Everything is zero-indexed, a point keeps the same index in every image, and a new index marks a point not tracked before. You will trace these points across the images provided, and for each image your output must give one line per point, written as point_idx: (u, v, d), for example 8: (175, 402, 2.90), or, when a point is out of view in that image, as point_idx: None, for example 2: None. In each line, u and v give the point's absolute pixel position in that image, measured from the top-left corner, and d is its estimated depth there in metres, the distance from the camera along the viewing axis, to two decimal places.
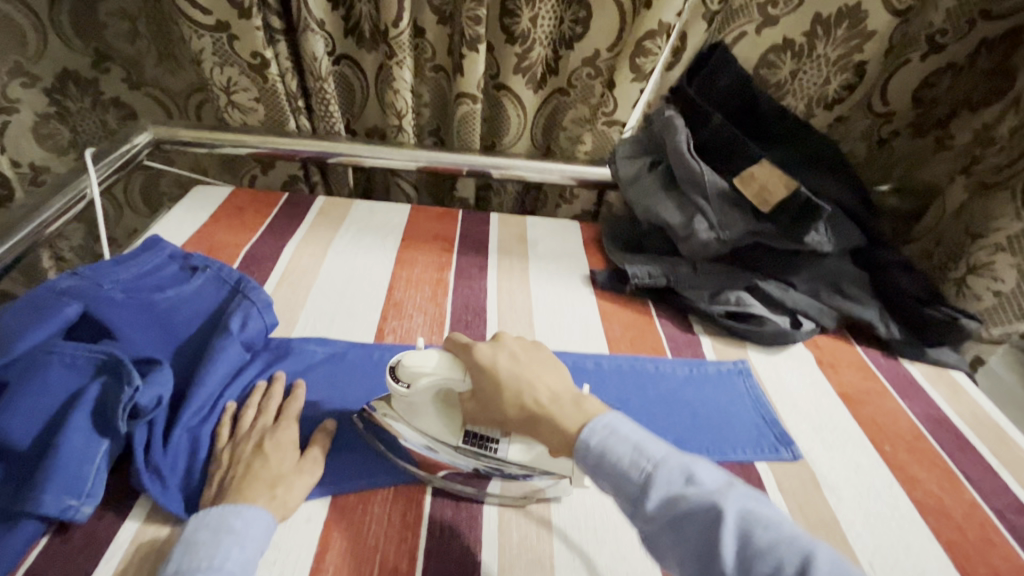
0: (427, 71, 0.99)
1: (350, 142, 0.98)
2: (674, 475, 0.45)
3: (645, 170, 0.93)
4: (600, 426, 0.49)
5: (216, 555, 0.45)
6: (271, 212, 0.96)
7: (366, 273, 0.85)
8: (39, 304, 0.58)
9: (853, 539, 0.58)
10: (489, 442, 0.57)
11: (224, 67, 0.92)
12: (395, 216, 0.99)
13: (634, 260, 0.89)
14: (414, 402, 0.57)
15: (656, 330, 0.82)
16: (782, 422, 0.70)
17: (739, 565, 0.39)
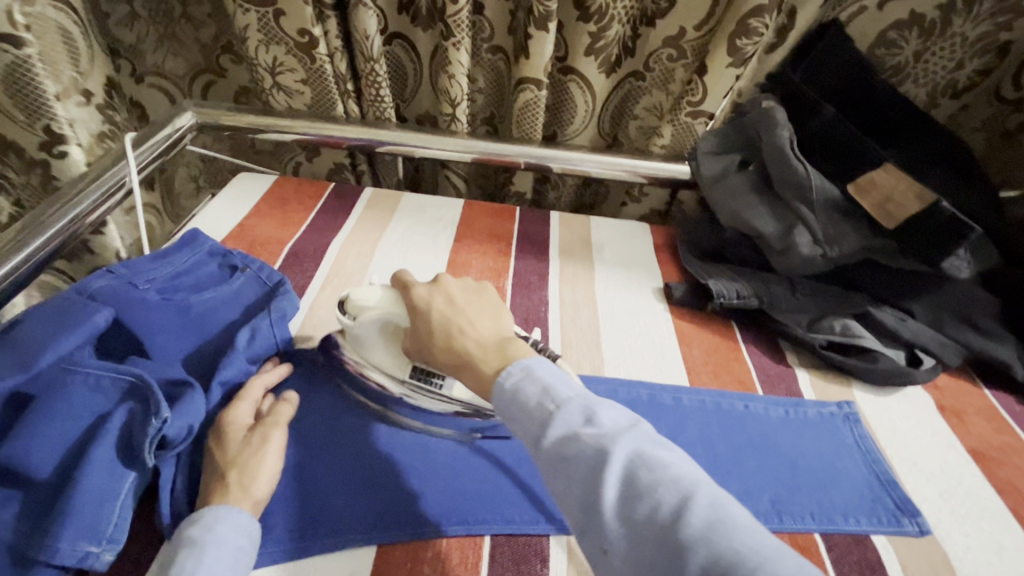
0: (486, 51, 0.89)
1: (400, 130, 0.90)
2: (575, 414, 0.41)
3: (733, 169, 0.81)
4: (513, 366, 0.45)
5: (193, 567, 0.40)
6: (315, 205, 0.89)
7: (415, 276, 0.77)
8: (67, 309, 0.53)
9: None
10: (436, 379, 0.59)
11: (269, 45, 0.85)
12: (447, 213, 0.90)
13: (718, 275, 0.77)
14: (363, 333, 0.60)
15: (744, 359, 0.71)
16: (901, 484, 0.59)
17: (622, 511, 0.35)
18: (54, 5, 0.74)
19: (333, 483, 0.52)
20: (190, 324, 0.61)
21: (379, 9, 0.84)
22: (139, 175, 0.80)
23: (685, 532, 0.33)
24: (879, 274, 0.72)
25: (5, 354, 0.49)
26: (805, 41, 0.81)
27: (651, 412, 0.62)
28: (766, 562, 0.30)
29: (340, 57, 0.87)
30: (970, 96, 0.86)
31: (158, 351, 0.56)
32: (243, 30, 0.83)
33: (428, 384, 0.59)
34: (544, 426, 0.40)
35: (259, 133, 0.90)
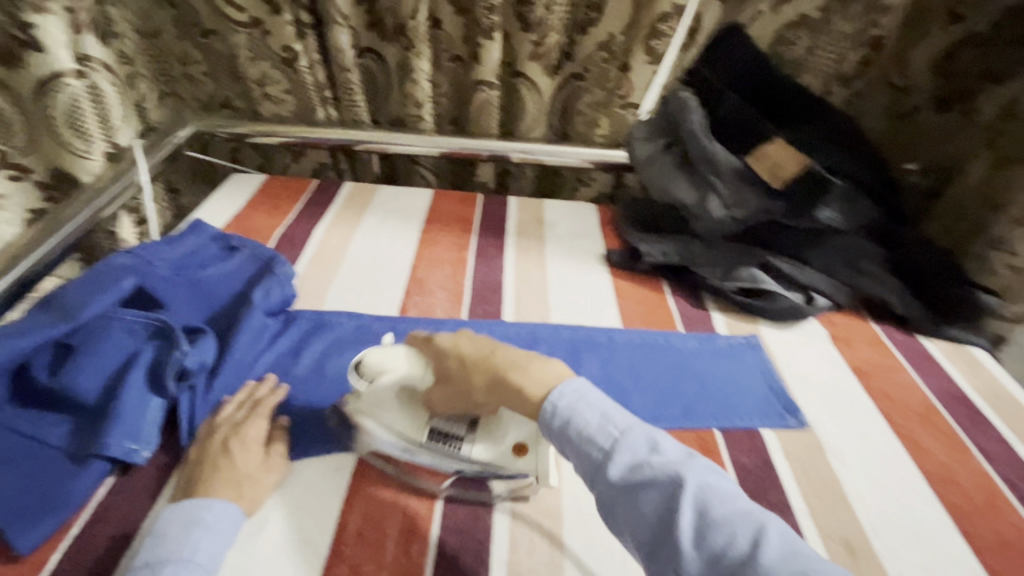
0: (446, 60, 1.00)
1: (376, 130, 1.03)
2: (638, 443, 0.45)
3: (660, 152, 0.94)
4: (568, 389, 0.49)
5: (184, 548, 0.46)
6: (303, 198, 1.02)
7: (391, 251, 0.90)
8: (98, 278, 0.65)
9: (855, 501, 0.59)
10: (455, 436, 0.56)
11: (257, 62, 0.98)
12: (418, 201, 1.03)
13: (649, 239, 0.91)
14: (378, 390, 0.56)
15: (670, 305, 0.84)
16: (790, 393, 0.72)
17: (693, 539, 0.40)
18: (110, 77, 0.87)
19: (322, 404, 0.64)
20: (197, 291, 0.72)
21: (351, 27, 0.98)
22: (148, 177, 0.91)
23: (761, 560, 0.37)
24: (779, 230, 0.86)
25: (51, 311, 0.61)
26: (712, 41, 0.96)
27: (587, 349, 0.75)
28: None
29: (318, 70, 1.00)
30: (859, 82, 1.01)
31: (174, 311, 0.68)
32: (235, 48, 0.97)
33: (450, 448, 0.55)
34: (609, 455, 0.45)
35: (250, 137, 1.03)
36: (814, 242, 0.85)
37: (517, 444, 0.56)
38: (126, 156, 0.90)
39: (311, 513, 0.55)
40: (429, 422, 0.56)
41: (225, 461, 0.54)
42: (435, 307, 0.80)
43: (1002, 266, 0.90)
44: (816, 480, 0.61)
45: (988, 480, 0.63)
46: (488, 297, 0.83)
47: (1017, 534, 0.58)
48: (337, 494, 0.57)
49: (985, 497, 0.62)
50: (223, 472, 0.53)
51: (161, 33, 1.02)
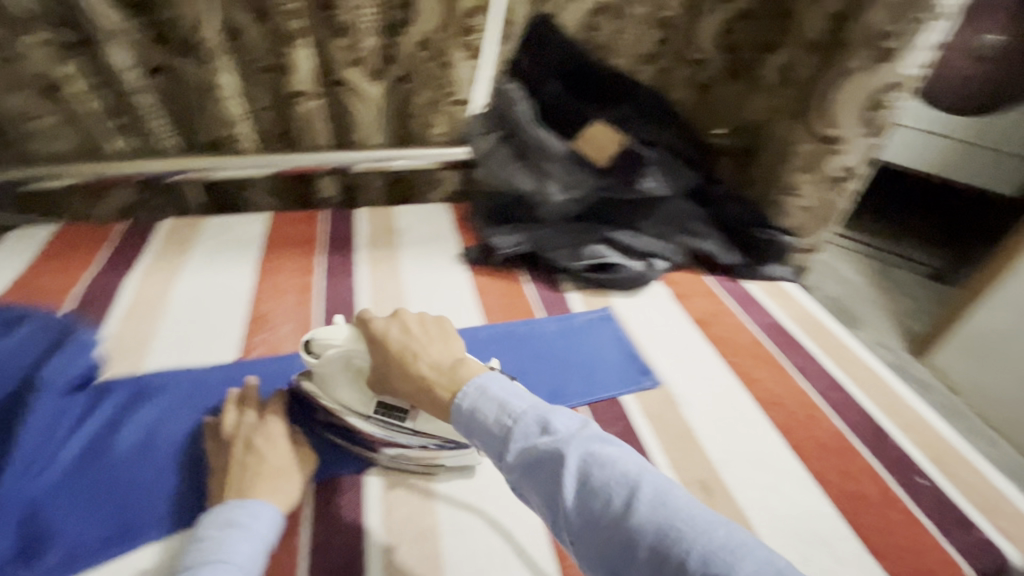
0: (257, 73, 0.91)
1: (189, 157, 0.93)
2: (531, 426, 0.45)
3: (497, 144, 0.95)
4: (476, 380, 0.50)
5: (222, 549, 0.45)
6: (111, 245, 0.88)
7: (226, 288, 0.82)
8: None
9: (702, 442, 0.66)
10: (405, 412, 0.58)
11: (17, 95, 0.83)
12: (250, 228, 0.95)
13: (499, 231, 0.92)
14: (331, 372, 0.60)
15: (520, 291, 0.87)
16: (644, 355, 0.78)
17: (577, 503, 0.41)
18: None
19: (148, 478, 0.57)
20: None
21: None
22: None
23: (634, 517, 0.38)
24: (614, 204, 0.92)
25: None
26: (529, 29, 0.98)
27: None
28: (703, 532, 0.37)
29: (103, 100, 0.87)
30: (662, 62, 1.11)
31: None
32: None
33: (394, 420, 0.58)
34: (505, 442, 0.45)
35: (19, 181, 0.87)
36: (643, 212, 0.93)
37: None
38: None
39: None
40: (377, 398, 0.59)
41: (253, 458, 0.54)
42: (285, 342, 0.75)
43: (795, 208, 1.04)
44: (669, 430, 0.67)
45: (806, 396, 0.74)
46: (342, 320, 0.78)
47: (831, 437, 0.68)
48: None
49: (805, 410, 0.71)
50: (255, 470, 0.52)
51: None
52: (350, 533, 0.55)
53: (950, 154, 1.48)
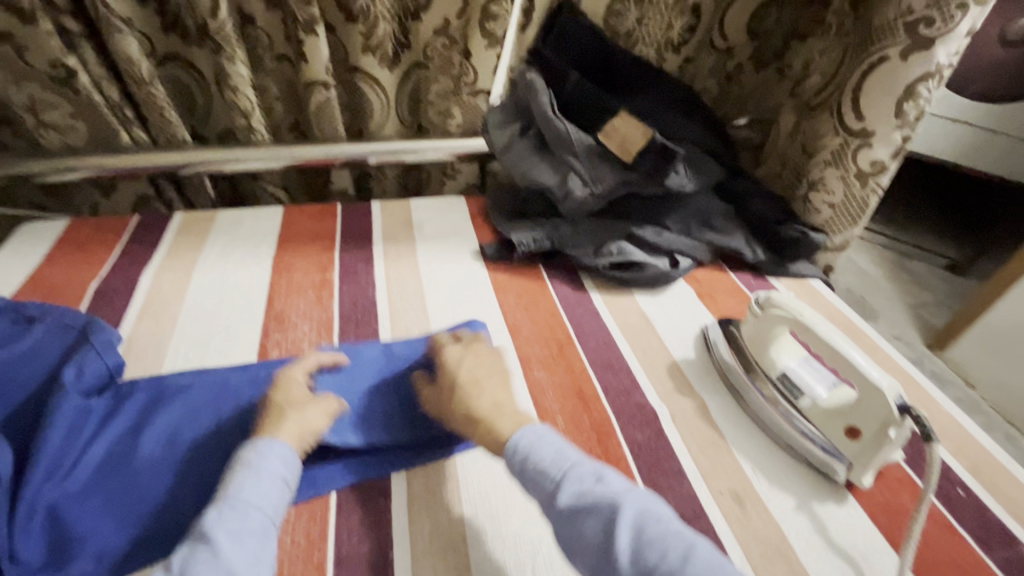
0: (455, 62, 0.94)
1: (392, 142, 1.00)
2: (586, 475, 0.46)
3: (699, 125, 0.91)
4: (529, 429, 0.50)
5: (548, 469, 0.47)
6: (333, 221, 0.93)
7: (453, 269, 0.84)
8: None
9: (954, 418, 0.66)
10: (799, 392, 0.62)
11: (248, 79, 0.88)
12: (456, 211, 0.97)
13: (709, 206, 0.87)
14: (761, 329, 0.66)
15: (732, 279, 0.87)
16: (880, 345, 0.77)
17: (633, 557, 0.40)
18: (50, 91, 0.81)
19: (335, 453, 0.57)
20: (145, 396, 0.60)
21: (344, 33, 0.88)
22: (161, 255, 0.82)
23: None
24: (810, 195, 0.92)
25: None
26: (716, 22, 0.97)
27: (679, 345, 0.74)
28: None
29: (321, 89, 0.90)
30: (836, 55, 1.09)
31: (142, 440, 0.56)
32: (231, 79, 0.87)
33: (791, 396, 0.62)
34: (560, 484, 0.45)
35: (238, 166, 0.93)
36: (839, 209, 0.91)
37: (849, 428, 0.57)
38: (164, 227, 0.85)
39: (524, 551, 0.51)
40: (792, 378, 0.63)
41: (473, 390, 0.56)
42: (521, 324, 0.75)
43: None
44: (934, 418, 0.66)
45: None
46: (575, 302, 0.80)
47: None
48: (535, 533, 0.53)
49: None
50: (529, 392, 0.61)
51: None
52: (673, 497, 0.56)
53: (983, 149, 1.53)
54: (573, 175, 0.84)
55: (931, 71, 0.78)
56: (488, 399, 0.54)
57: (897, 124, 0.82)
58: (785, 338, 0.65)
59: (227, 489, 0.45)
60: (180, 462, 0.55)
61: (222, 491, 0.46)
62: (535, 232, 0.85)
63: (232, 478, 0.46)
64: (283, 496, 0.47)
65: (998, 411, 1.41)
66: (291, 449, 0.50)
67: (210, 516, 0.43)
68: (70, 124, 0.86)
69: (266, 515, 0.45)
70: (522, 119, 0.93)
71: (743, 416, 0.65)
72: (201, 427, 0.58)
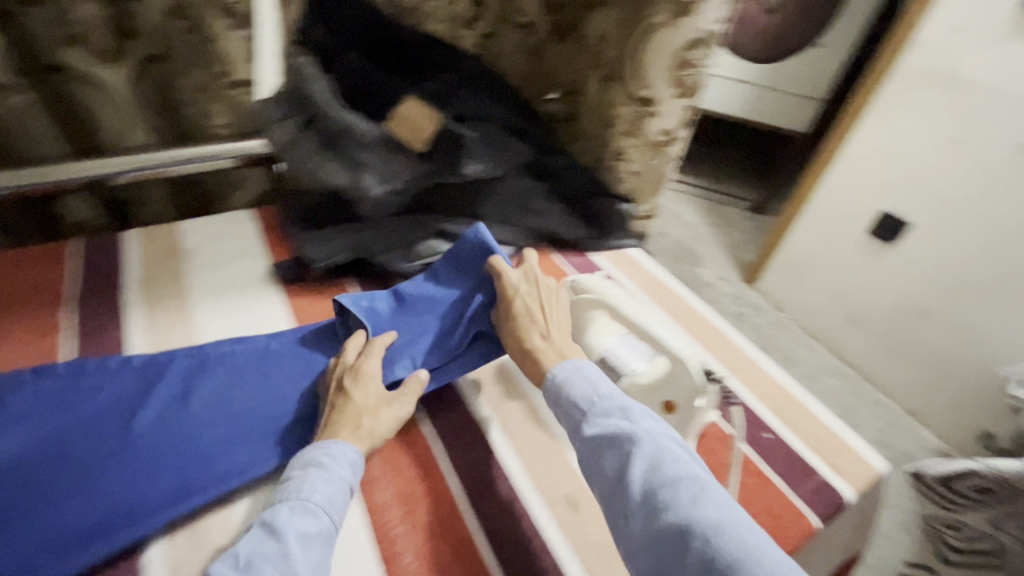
0: (202, 50, 0.78)
1: (136, 153, 0.80)
2: (613, 411, 0.47)
3: (498, 104, 0.86)
4: (568, 366, 0.53)
5: (580, 403, 0.49)
6: (65, 264, 0.72)
7: (236, 303, 0.70)
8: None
9: (758, 364, 0.71)
10: (621, 370, 0.58)
11: None
12: (240, 230, 0.82)
13: (522, 188, 0.84)
14: (575, 314, 0.64)
15: (556, 260, 0.84)
16: (693, 304, 0.80)
17: (643, 489, 0.41)
18: None
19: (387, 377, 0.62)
20: (189, 363, 0.60)
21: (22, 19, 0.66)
22: None
23: (696, 514, 0.38)
24: (615, 163, 0.93)
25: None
26: None
27: None
28: (749, 560, 0.35)
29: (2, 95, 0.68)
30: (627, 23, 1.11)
31: (192, 408, 0.56)
32: None
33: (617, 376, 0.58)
34: (587, 415, 0.48)
35: None
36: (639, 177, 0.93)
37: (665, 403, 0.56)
38: None
39: None
40: (614, 356, 0.59)
41: (529, 326, 0.59)
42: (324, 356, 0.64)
43: None
44: (741, 368, 0.70)
45: None
46: None
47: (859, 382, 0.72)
48: None
49: None
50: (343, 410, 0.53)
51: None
52: (506, 519, 0.51)
53: (759, 101, 1.76)
54: (365, 172, 0.73)
55: (696, 40, 0.82)
56: (538, 333, 0.58)
57: (678, 94, 0.86)
58: (602, 317, 0.63)
59: (290, 491, 0.45)
60: (167, 445, 0.52)
61: (289, 488, 0.46)
62: (333, 243, 0.74)
63: (301, 478, 0.46)
64: (344, 503, 0.46)
65: (801, 329, 1.63)
66: (356, 450, 0.50)
67: (276, 512, 0.44)
68: None
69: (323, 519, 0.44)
70: (298, 112, 0.79)
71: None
72: (225, 401, 0.57)
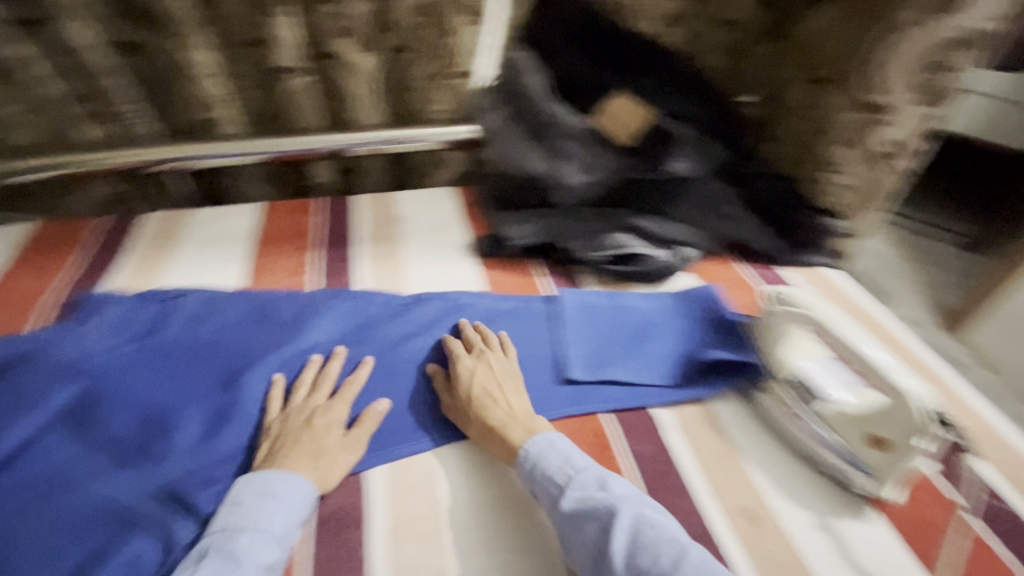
0: (438, 44, 0.88)
1: (369, 130, 0.94)
2: (591, 481, 0.49)
3: (700, 105, 0.85)
4: (539, 439, 0.53)
5: (567, 474, 0.50)
6: (313, 218, 0.87)
7: (441, 268, 0.79)
8: (133, 442, 0.55)
9: (987, 422, 0.61)
10: (818, 396, 0.56)
11: (215, 69, 0.83)
12: (444, 205, 0.91)
13: (721, 189, 0.82)
14: (771, 327, 0.61)
15: (742, 271, 0.81)
16: (904, 341, 0.71)
17: (626, 562, 0.43)
18: None
19: (605, 382, 0.64)
20: (438, 305, 0.71)
21: (314, 15, 0.81)
22: (134, 259, 0.78)
23: None
24: (818, 176, 0.85)
25: (34, 478, 0.51)
26: None
27: (681, 342, 0.68)
28: None
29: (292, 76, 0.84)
30: None
31: (443, 339, 0.67)
32: (198, 66, 0.82)
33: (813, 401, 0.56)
34: (564, 489, 0.49)
35: (208, 161, 0.88)
36: (850, 194, 0.84)
37: (874, 439, 0.52)
38: (139, 237, 0.82)
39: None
40: (812, 380, 0.57)
41: (490, 403, 0.58)
42: (512, 327, 0.70)
43: None
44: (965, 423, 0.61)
45: None
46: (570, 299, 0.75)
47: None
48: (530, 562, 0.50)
49: None
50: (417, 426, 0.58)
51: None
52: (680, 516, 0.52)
53: None
54: (567, 161, 0.80)
55: (959, 39, 0.72)
56: (504, 409, 0.57)
57: (920, 100, 0.77)
58: (799, 338, 0.60)
59: (234, 519, 0.48)
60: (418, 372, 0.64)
61: (224, 518, 0.48)
62: (530, 225, 0.79)
63: (246, 502, 0.49)
64: (291, 532, 0.49)
65: None
66: (312, 495, 0.51)
67: (231, 538, 0.46)
68: (29, 121, 0.81)
69: (267, 556, 0.46)
70: (511, 101, 0.86)
71: (753, 421, 0.61)
72: (464, 344, 0.67)
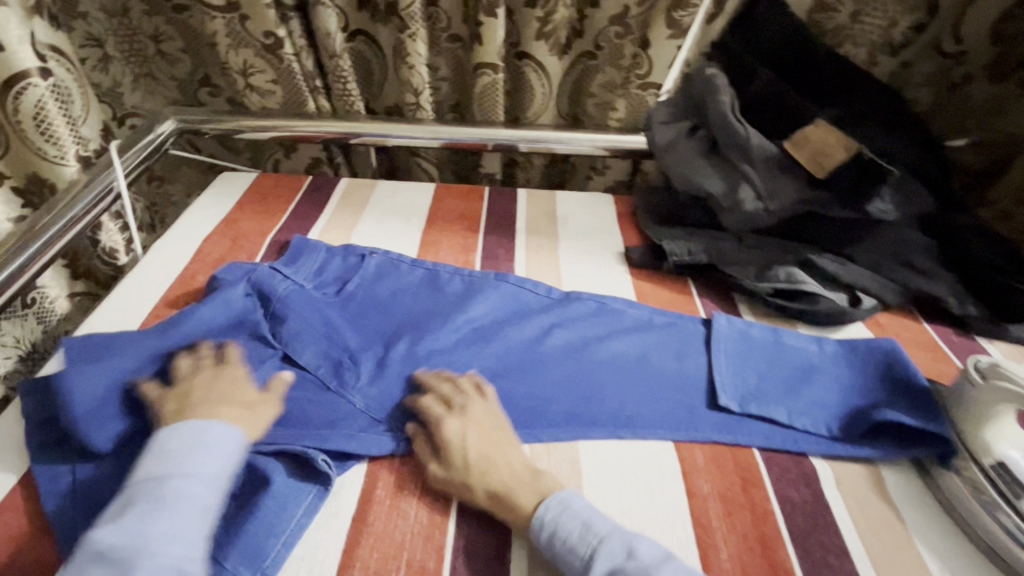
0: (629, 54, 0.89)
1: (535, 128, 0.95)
2: (617, 550, 0.46)
3: (909, 145, 0.77)
4: (552, 502, 0.49)
5: (593, 544, 0.46)
6: (480, 204, 0.93)
7: (596, 271, 0.80)
8: (321, 374, 0.62)
9: None
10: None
11: (423, 59, 0.91)
12: (601, 210, 0.93)
13: (917, 240, 0.73)
14: (974, 400, 0.55)
15: (928, 334, 0.73)
16: None
17: None
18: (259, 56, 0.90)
19: (755, 417, 0.61)
20: (591, 306, 0.72)
21: (521, 18, 0.86)
22: (329, 216, 0.89)
23: None
24: None
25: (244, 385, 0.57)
26: (951, 22, 0.81)
27: (850, 395, 0.63)
28: None
29: (488, 72, 0.90)
30: None
31: (594, 340, 0.69)
32: (412, 56, 0.89)
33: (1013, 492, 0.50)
34: (591, 561, 0.45)
35: (396, 141, 0.96)
36: None
37: None
38: (334, 198, 0.94)
39: None
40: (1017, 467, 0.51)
41: (491, 464, 0.52)
42: (665, 342, 0.69)
43: None
44: None
45: None
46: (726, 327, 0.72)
47: None
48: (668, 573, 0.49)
49: None
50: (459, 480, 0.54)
51: (128, 11, 0.91)
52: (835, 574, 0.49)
53: None
54: (745, 185, 0.74)
55: None
56: (506, 470, 0.52)
57: None
58: (1008, 420, 0.53)
59: (160, 468, 0.46)
60: (568, 365, 0.66)
61: (155, 462, 0.47)
62: (693, 243, 0.78)
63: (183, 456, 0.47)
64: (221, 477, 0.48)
65: None
66: (241, 442, 0.51)
67: (165, 485, 0.45)
68: (270, 88, 0.95)
69: (209, 502, 0.46)
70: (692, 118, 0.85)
71: (931, 498, 0.55)
72: (613, 348, 0.68)
